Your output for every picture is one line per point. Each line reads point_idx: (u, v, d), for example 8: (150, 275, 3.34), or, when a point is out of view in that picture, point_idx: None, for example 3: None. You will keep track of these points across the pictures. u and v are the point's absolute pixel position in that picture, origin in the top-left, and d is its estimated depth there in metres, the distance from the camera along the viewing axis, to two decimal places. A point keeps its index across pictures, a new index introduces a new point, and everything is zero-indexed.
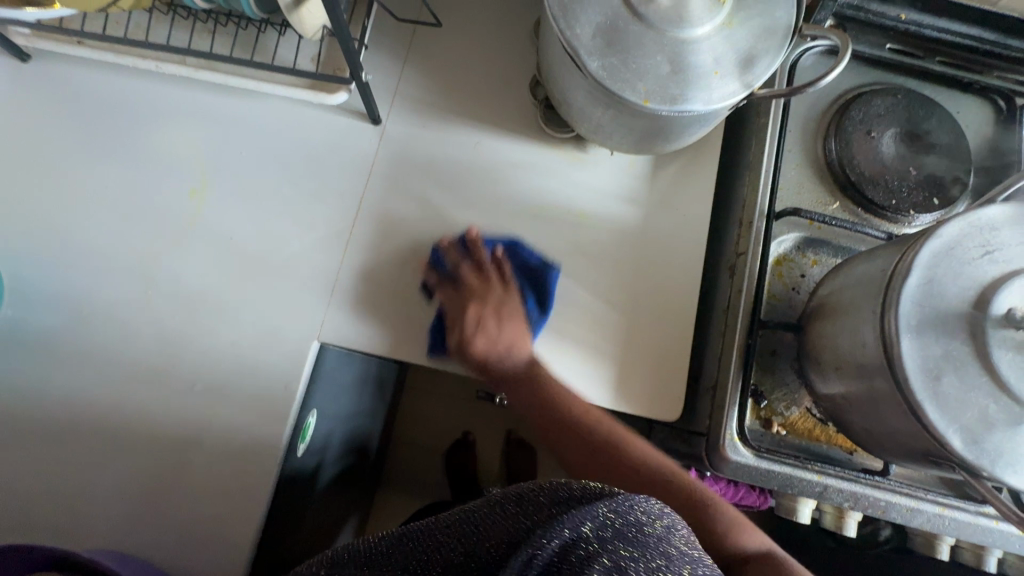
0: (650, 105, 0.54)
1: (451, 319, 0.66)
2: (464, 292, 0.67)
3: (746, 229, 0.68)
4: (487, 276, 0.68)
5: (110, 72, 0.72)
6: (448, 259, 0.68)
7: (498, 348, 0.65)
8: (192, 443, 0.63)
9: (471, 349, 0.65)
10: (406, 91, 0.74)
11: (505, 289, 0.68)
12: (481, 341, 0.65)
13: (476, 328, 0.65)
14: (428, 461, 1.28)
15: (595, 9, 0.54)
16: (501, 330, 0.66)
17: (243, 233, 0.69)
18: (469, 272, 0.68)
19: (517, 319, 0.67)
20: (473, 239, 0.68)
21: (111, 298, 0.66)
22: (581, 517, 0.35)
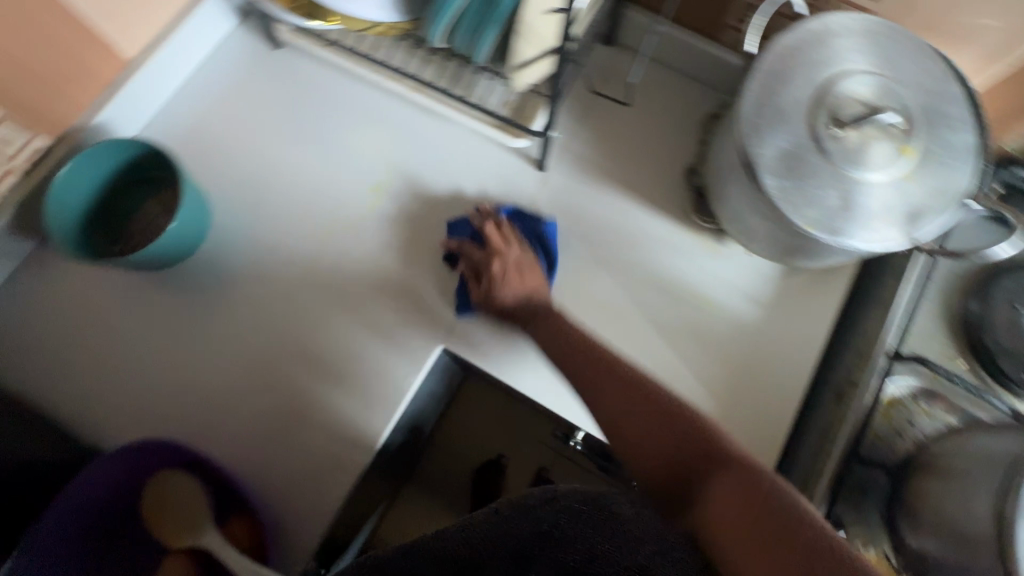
0: (811, 231, 0.58)
1: (461, 243, 0.73)
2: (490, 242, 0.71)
3: (864, 360, 0.69)
4: (502, 235, 0.72)
5: (336, 72, 0.85)
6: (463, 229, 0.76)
7: (518, 276, 0.69)
8: (314, 401, 0.71)
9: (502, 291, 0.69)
10: (573, 147, 0.82)
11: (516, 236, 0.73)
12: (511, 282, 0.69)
13: (500, 269, 0.69)
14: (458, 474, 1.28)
15: (784, 135, 0.59)
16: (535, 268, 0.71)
17: (403, 234, 0.78)
18: (496, 229, 0.73)
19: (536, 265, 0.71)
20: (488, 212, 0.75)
21: (285, 257, 0.77)
22: (568, 499, 0.49)
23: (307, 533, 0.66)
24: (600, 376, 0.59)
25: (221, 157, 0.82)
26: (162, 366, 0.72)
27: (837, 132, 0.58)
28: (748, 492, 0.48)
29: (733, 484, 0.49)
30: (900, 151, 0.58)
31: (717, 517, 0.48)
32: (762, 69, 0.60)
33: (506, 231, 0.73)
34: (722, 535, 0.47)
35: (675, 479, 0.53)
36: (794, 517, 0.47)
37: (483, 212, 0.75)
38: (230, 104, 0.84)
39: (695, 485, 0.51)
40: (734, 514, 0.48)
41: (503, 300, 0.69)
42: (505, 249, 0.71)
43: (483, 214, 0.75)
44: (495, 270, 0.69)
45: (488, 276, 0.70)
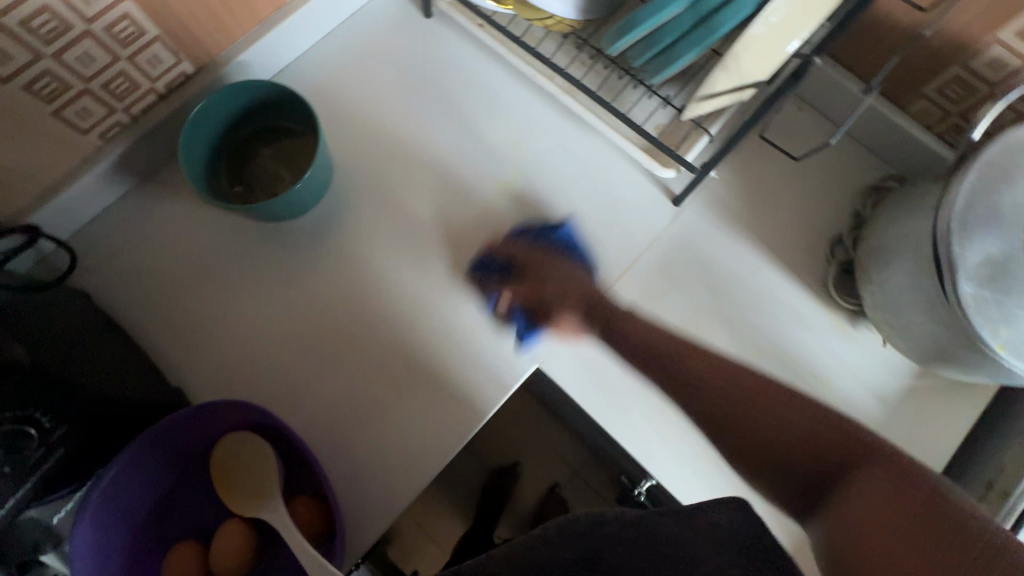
0: (1000, 353, 0.51)
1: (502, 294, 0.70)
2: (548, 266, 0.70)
3: (997, 497, 0.63)
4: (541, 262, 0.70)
5: (483, 55, 0.80)
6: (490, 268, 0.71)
7: (569, 283, 0.69)
8: (395, 393, 0.67)
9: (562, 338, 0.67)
10: (715, 188, 0.76)
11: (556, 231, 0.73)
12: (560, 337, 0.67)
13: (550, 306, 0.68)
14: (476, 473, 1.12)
15: (992, 240, 0.52)
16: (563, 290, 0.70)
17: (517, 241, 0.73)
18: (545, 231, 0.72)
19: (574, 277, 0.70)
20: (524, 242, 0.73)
21: (395, 237, 0.73)
22: None
23: (369, 529, 0.64)
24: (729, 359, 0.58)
25: (349, 118, 0.78)
26: (254, 322, 0.70)
27: None
28: (885, 486, 0.46)
29: (869, 486, 0.47)
30: None
31: (850, 507, 0.47)
32: (984, 160, 0.53)
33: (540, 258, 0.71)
34: (867, 528, 0.44)
35: (812, 471, 0.52)
36: (955, 520, 0.42)
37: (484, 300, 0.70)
38: (369, 66, 0.80)
39: (838, 480, 0.50)
40: (888, 525, 0.44)
41: (536, 298, 0.68)
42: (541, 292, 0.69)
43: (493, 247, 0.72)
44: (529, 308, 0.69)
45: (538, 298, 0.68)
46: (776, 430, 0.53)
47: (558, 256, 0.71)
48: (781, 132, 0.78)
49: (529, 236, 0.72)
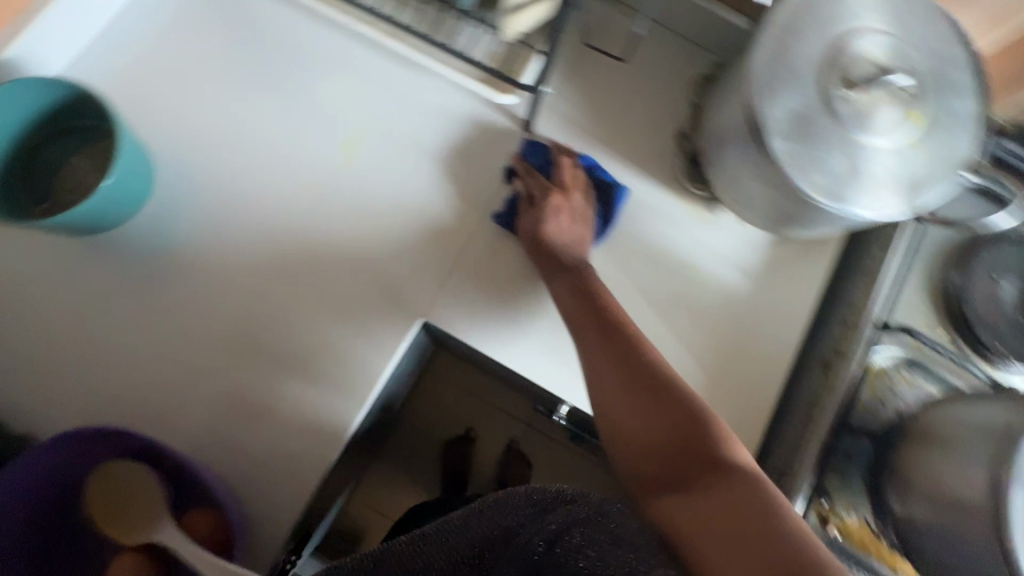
0: (818, 198, 0.56)
1: (575, 178, 0.72)
2: (564, 179, 0.71)
3: (852, 332, 0.69)
4: (575, 180, 0.72)
5: (297, 12, 0.75)
6: (529, 158, 0.73)
7: (573, 244, 0.69)
8: (375, 205, 0.72)
9: (549, 230, 0.68)
10: (562, 107, 0.77)
11: (580, 189, 0.72)
12: (557, 222, 0.69)
13: (563, 218, 0.69)
14: (430, 444, 1.27)
15: (792, 97, 0.56)
16: (581, 218, 0.70)
17: (596, 169, 0.74)
18: (572, 175, 0.72)
19: (587, 208, 0.71)
20: (570, 164, 0.72)
21: (245, 223, 0.70)
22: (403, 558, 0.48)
23: (283, 519, 0.63)
24: (594, 325, 0.61)
25: (167, 109, 0.72)
26: (112, 344, 0.65)
27: (846, 94, 0.56)
28: (689, 427, 0.49)
29: (666, 413, 0.51)
30: (907, 116, 0.56)
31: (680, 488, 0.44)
32: (773, 23, 0.56)
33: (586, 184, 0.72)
34: (691, 510, 0.42)
35: (644, 451, 0.49)
36: (771, 528, 0.40)
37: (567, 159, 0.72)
38: (173, 48, 0.73)
39: (684, 464, 0.47)
40: (666, 434, 0.50)
41: (525, 193, 0.71)
42: (569, 202, 0.70)
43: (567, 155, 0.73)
44: (531, 191, 0.71)
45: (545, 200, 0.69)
46: (635, 400, 0.53)
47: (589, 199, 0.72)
48: (610, 36, 0.79)
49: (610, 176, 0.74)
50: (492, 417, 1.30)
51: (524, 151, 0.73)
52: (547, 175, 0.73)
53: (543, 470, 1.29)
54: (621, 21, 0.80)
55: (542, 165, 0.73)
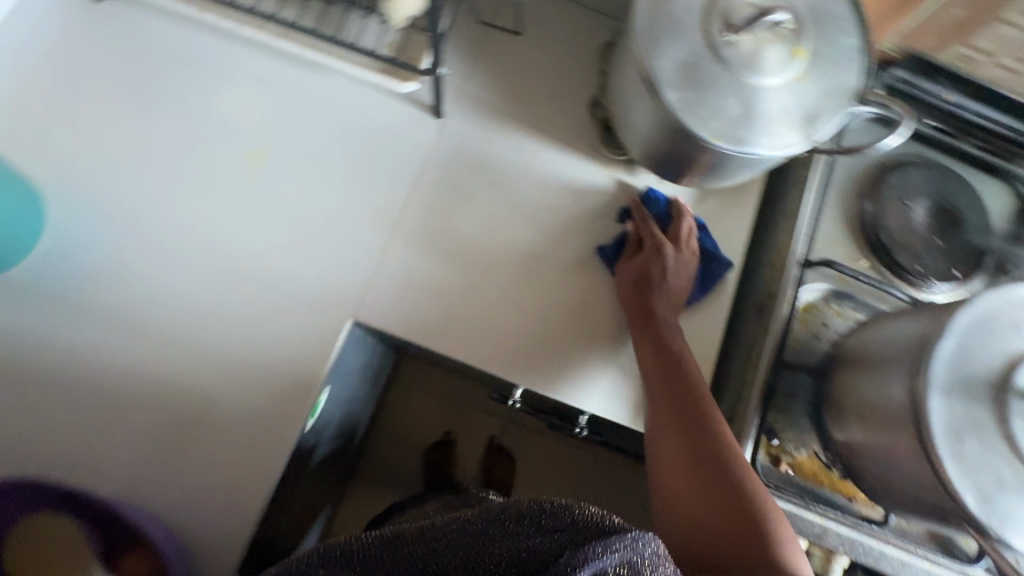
0: (717, 143, 0.57)
1: (686, 228, 0.71)
2: (676, 233, 0.71)
3: (779, 273, 0.71)
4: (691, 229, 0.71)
5: (185, 24, 0.73)
6: (655, 211, 0.73)
7: (671, 290, 0.68)
8: (288, 210, 0.69)
9: (673, 281, 0.68)
10: (471, 89, 0.76)
11: (693, 248, 0.71)
12: (661, 269, 0.68)
13: (672, 275, 0.69)
14: (405, 452, 1.26)
15: (678, 47, 0.56)
16: (686, 269, 0.69)
17: (660, 218, 0.73)
18: (681, 231, 0.71)
19: (693, 265, 0.70)
20: (687, 219, 0.71)
21: (152, 248, 0.67)
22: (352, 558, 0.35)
23: (232, 545, 0.62)
24: (651, 338, 0.66)
25: (55, 140, 0.68)
26: (21, 394, 0.62)
27: (730, 38, 0.56)
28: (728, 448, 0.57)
29: (703, 429, 0.58)
30: (791, 53, 0.58)
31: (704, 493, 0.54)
32: None
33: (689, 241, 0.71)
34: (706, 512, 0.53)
35: (679, 445, 0.58)
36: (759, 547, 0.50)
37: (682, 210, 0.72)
38: (54, 76, 0.69)
39: (716, 474, 0.55)
40: (701, 443, 0.57)
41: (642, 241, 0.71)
42: (682, 256, 0.70)
43: (687, 212, 0.72)
44: (643, 242, 0.71)
45: (653, 248, 0.69)
46: (677, 409, 0.60)
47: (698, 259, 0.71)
48: (503, 15, 0.79)
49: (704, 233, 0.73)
50: (470, 417, 1.29)
51: (653, 195, 0.73)
52: (666, 228, 0.72)
53: (529, 463, 1.28)
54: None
55: (660, 214, 0.73)
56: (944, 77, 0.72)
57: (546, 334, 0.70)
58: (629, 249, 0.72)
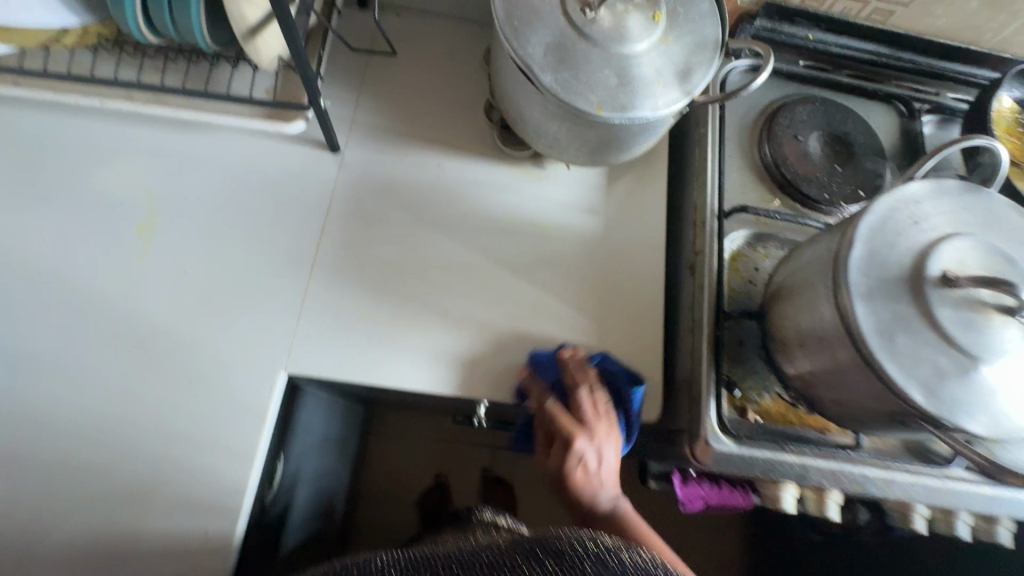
0: (603, 114, 0.57)
1: (589, 386, 0.62)
2: (581, 407, 0.61)
3: (700, 229, 0.72)
4: (587, 378, 0.63)
5: (53, 112, 0.70)
6: (544, 377, 0.64)
7: (602, 486, 0.59)
8: (195, 276, 0.66)
9: (592, 469, 0.59)
10: (364, 119, 0.75)
11: (608, 415, 0.62)
12: (579, 463, 0.59)
13: (597, 456, 0.60)
14: (397, 505, 1.19)
15: (543, 32, 0.58)
16: (607, 449, 0.60)
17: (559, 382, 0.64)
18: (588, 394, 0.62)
19: (611, 435, 0.61)
20: (580, 370, 0.63)
21: (52, 348, 0.62)
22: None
23: None
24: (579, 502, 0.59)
25: None
26: None
27: (590, 15, 0.58)
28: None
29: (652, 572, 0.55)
30: (651, 19, 0.60)
31: None
32: None
33: (603, 401, 0.62)
34: None
35: None
36: None
37: (574, 361, 0.64)
38: None
39: None
40: None
41: (546, 431, 0.62)
42: (597, 422, 0.61)
43: (579, 366, 0.63)
44: (550, 427, 0.61)
45: (563, 436, 0.60)
46: None
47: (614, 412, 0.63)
48: (370, 39, 0.78)
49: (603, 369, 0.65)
50: (457, 454, 1.24)
51: (535, 364, 0.65)
52: (563, 398, 0.63)
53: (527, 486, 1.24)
54: (371, 23, 0.79)
55: (556, 377, 0.64)
56: (801, 19, 0.77)
57: (490, 340, 0.68)
58: (541, 439, 0.62)
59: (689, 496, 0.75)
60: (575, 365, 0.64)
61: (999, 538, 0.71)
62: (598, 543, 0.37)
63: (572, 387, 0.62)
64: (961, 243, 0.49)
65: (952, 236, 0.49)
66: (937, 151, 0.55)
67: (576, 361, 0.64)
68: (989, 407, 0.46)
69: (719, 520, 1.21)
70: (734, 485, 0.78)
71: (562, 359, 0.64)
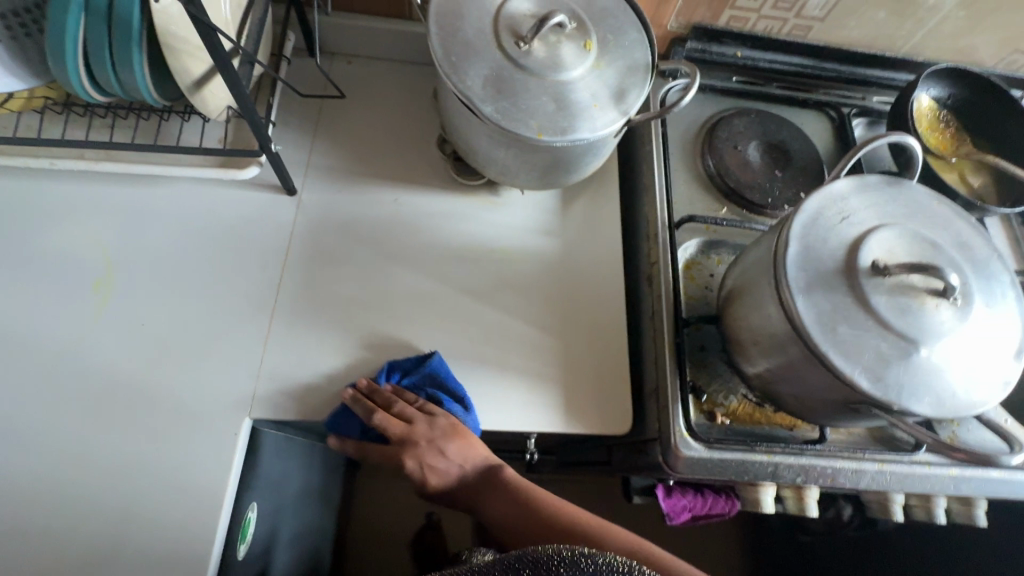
0: (544, 138, 0.60)
1: (386, 406, 0.63)
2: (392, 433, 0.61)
3: (653, 241, 0.74)
4: (378, 401, 0.63)
5: (4, 177, 0.70)
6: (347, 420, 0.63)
7: (454, 475, 0.62)
8: (152, 327, 0.65)
9: (435, 471, 0.62)
10: (320, 161, 0.77)
11: (418, 420, 0.62)
12: (425, 471, 0.62)
13: (437, 458, 0.62)
14: (386, 550, 1.15)
15: (481, 65, 0.60)
16: (439, 446, 0.62)
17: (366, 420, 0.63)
18: (391, 415, 0.62)
19: (435, 433, 0.62)
20: (367, 396, 0.63)
21: (0, 414, 0.60)
22: None
23: None
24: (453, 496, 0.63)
25: None
26: None
27: (524, 46, 0.61)
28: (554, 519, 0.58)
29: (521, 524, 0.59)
30: (583, 47, 0.64)
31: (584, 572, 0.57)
32: (435, 12, 0.61)
33: (417, 405, 0.64)
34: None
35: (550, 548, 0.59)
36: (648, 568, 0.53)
37: (356, 393, 0.62)
38: None
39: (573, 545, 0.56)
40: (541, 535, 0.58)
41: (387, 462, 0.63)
42: (415, 429, 0.62)
43: (362, 394, 0.62)
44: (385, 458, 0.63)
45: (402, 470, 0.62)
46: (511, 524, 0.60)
47: (434, 405, 0.64)
48: (320, 85, 0.81)
49: (396, 382, 0.65)
50: None
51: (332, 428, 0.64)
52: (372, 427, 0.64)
53: None
54: (319, 70, 0.82)
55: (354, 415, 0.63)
56: (728, 38, 0.82)
57: (456, 366, 0.68)
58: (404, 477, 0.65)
59: (674, 507, 0.75)
60: (361, 393, 0.63)
61: (976, 519, 0.72)
62: (575, 550, 0.35)
63: (367, 423, 0.62)
64: (887, 234, 0.52)
65: (878, 228, 0.52)
66: (857, 150, 0.58)
67: (360, 390, 0.63)
68: (932, 387, 0.48)
69: (714, 532, 1.20)
70: (718, 492, 0.77)
71: (344, 402, 0.62)
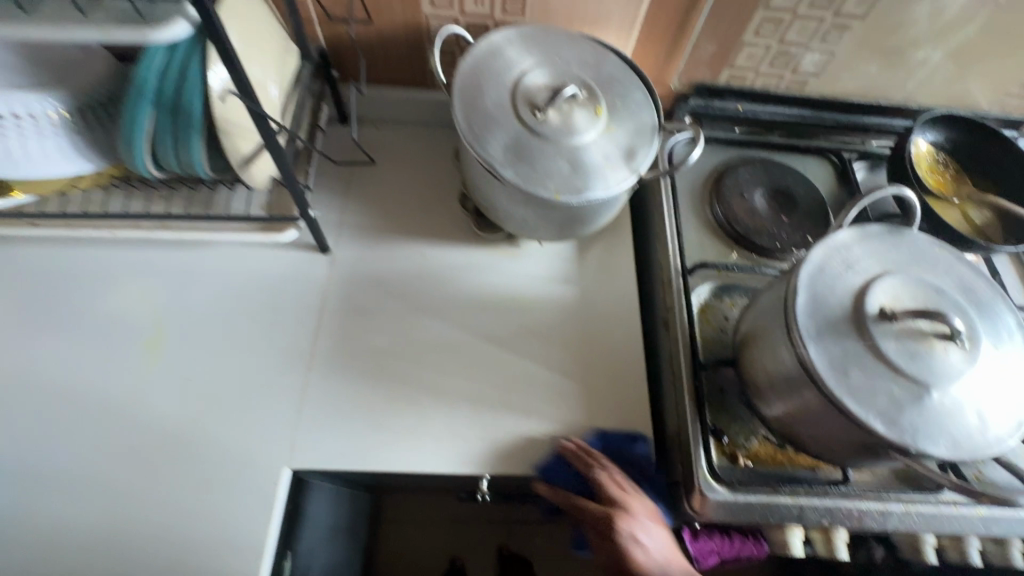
0: (561, 198, 0.65)
1: (598, 467, 0.66)
2: (606, 493, 0.64)
3: (668, 287, 0.77)
4: (598, 462, 0.67)
5: (67, 246, 0.77)
6: (559, 473, 0.67)
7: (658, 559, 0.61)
8: (198, 382, 0.70)
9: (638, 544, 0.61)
10: (352, 220, 0.83)
11: (630, 490, 0.65)
12: (632, 540, 0.62)
13: (642, 531, 0.62)
14: None
15: (500, 134, 0.66)
16: (648, 520, 0.63)
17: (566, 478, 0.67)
18: (610, 477, 0.65)
19: (643, 508, 0.64)
20: (581, 456, 0.67)
21: (61, 468, 0.64)
22: None
23: None
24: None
25: None
26: None
27: (540, 115, 0.67)
28: None
29: None
30: (594, 113, 0.69)
31: None
32: (458, 88, 0.67)
33: (620, 475, 0.66)
34: None
35: None
36: None
37: (576, 449, 0.68)
38: None
39: None
40: None
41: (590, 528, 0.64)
42: (627, 495, 0.64)
43: (578, 451, 0.67)
44: (592, 517, 0.64)
45: (612, 534, 0.62)
46: None
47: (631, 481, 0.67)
48: (350, 150, 0.88)
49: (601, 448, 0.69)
50: (470, 534, 1.22)
51: (543, 477, 0.68)
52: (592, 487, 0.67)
53: (545, 560, 1.20)
54: (349, 137, 0.89)
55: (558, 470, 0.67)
56: (729, 94, 0.87)
57: (483, 413, 0.71)
58: (597, 545, 0.64)
59: (701, 551, 0.74)
60: (578, 452, 0.67)
61: (1012, 559, 0.71)
62: None
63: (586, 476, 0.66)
64: (891, 280, 0.54)
65: (882, 275, 0.55)
66: (858, 200, 0.61)
67: (579, 447, 0.68)
68: (946, 429, 0.49)
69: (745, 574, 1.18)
70: (746, 534, 0.76)
71: (566, 452, 0.67)
